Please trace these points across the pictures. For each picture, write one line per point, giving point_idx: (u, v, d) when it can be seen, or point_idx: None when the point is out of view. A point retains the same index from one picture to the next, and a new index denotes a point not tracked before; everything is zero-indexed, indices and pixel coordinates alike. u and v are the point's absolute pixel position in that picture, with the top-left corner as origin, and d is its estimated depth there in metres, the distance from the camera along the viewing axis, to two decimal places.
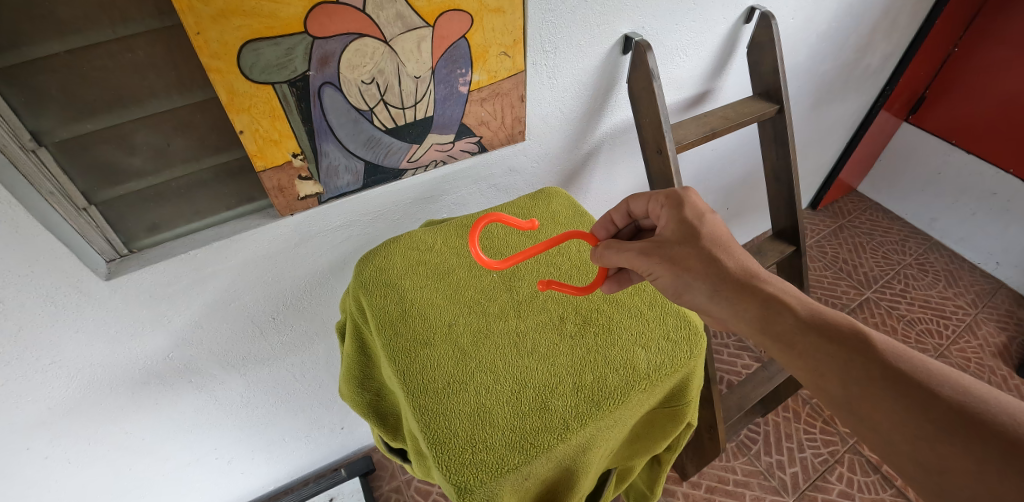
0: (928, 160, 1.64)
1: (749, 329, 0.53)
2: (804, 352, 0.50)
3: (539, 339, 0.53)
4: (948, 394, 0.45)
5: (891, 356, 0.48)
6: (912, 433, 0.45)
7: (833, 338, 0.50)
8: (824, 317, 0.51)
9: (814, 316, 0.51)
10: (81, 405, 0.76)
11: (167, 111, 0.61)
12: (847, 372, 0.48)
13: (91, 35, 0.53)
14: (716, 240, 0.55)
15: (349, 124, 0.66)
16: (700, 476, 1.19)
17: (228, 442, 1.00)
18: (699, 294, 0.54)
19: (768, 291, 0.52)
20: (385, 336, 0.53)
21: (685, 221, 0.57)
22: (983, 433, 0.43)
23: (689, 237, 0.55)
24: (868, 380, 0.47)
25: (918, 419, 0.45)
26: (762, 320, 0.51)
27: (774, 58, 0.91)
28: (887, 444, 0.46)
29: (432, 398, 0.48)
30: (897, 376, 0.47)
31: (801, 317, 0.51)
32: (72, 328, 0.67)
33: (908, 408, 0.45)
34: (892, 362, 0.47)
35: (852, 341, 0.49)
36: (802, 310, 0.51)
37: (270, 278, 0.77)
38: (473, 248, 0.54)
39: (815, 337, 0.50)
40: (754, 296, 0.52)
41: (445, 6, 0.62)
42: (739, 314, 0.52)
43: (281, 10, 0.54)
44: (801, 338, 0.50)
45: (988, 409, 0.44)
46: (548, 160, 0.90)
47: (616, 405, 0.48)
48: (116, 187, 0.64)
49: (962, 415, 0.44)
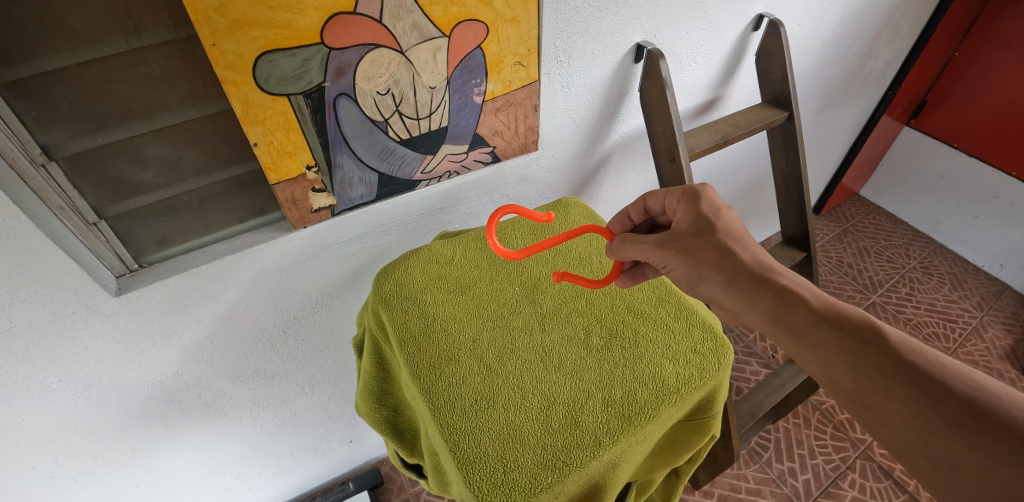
0: (930, 164, 1.65)
1: (763, 323, 0.52)
2: (817, 345, 0.49)
3: (565, 352, 0.52)
4: (960, 387, 0.45)
5: (904, 349, 0.47)
6: (923, 427, 0.44)
7: (846, 332, 0.49)
8: (838, 309, 0.51)
9: (829, 309, 0.51)
10: (88, 423, 0.74)
11: (180, 125, 0.60)
12: (860, 366, 0.47)
13: (104, 47, 0.53)
14: (733, 232, 0.55)
15: (364, 135, 0.65)
16: (712, 485, 1.18)
17: (236, 458, 0.99)
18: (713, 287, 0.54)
19: (784, 283, 0.52)
20: (409, 352, 0.52)
21: (701, 214, 0.56)
22: (994, 427, 0.43)
23: (706, 230, 0.55)
24: (880, 371, 0.47)
25: (930, 412, 0.44)
26: (776, 313, 0.51)
27: (784, 65, 0.91)
28: (898, 438, 0.46)
29: (461, 416, 0.47)
30: (910, 371, 0.46)
31: (816, 310, 0.50)
32: (80, 346, 0.65)
33: (920, 401, 0.45)
34: (904, 356, 0.47)
35: (867, 334, 0.49)
36: (817, 302, 0.51)
37: (281, 293, 0.76)
38: (491, 240, 0.53)
39: (829, 330, 0.49)
40: (768, 289, 0.52)
41: (461, 16, 0.62)
42: (752, 304, 0.52)
43: (298, 21, 0.53)
44: (816, 331, 0.50)
45: (1000, 403, 0.43)
46: (560, 169, 0.89)
47: (648, 421, 0.47)
48: (126, 201, 0.63)
49: (975, 409, 0.44)
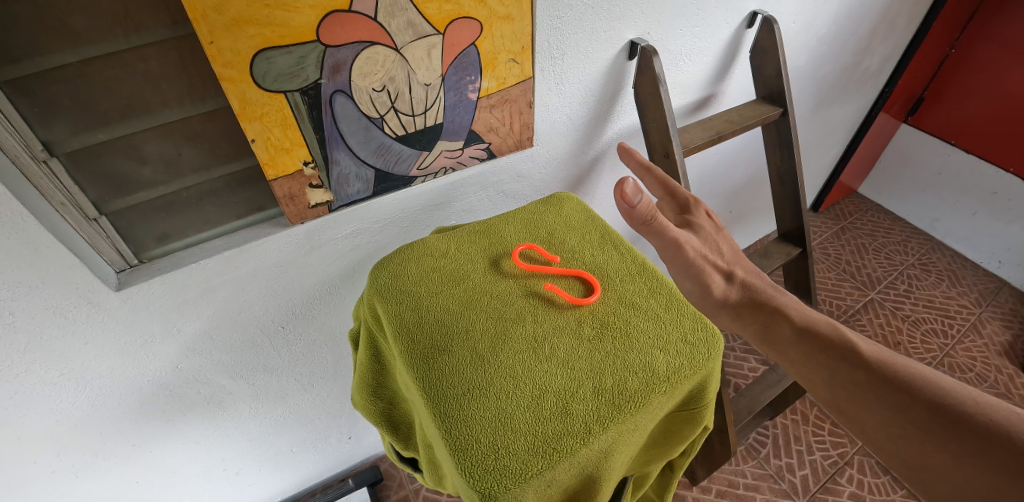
0: (927, 161, 1.66)
1: (754, 341, 0.62)
2: (796, 360, 0.59)
3: (556, 342, 0.52)
4: (928, 396, 0.52)
5: (877, 362, 0.55)
6: (894, 432, 0.52)
7: (823, 349, 0.58)
8: (818, 329, 0.60)
9: (810, 328, 0.60)
10: (91, 418, 0.76)
11: (179, 121, 0.61)
12: (835, 378, 0.56)
13: (105, 45, 0.54)
14: (732, 254, 0.66)
15: (360, 131, 0.66)
16: (710, 481, 1.19)
17: (235, 454, 1.00)
18: (718, 309, 0.63)
19: (773, 303, 0.62)
20: (402, 343, 0.52)
21: (697, 225, 0.66)
22: (961, 431, 0.49)
23: (708, 244, 0.65)
24: (854, 383, 0.55)
25: (901, 419, 0.52)
26: (763, 333, 0.61)
27: (778, 62, 0.92)
28: (874, 441, 0.53)
29: (453, 405, 0.47)
30: (881, 381, 0.54)
31: (797, 329, 0.60)
32: (82, 340, 0.66)
33: (890, 408, 0.53)
34: (877, 368, 0.55)
35: (842, 350, 0.57)
36: (798, 322, 0.61)
37: (279, 288, 0.77)
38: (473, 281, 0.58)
39: (807, 348, 0.59)
40: (760, 313, 0.62)
41: (455, 14, 0.63)
42: (745, 324, 0.63)
43: (294, 19, 0.54)
44: (795, 348, 0.59)
45: (966, 409, 0.51)
46: (556, 165, 0.90)
47: (637, 409, 0.48)
48: (126, 197, 0.64)
49: (940, 415, 0.51)
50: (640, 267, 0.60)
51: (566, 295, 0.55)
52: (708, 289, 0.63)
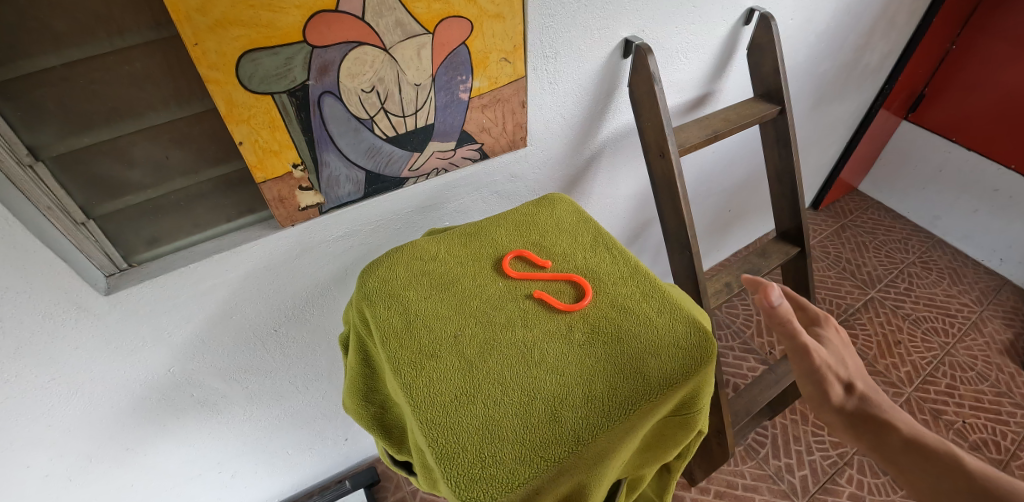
0: (928, 158, 1.65)
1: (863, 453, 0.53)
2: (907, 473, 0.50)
3: (547, 348, 0.51)
4: None
5: (1001, 483, 0.46)
6: None
7: (934, 462, 0.49)
8: (930, 440, 0.51)
9: (921, 439, 0.51)
10: (81, 423, 0.75)
11: (165, 124, 0.60)
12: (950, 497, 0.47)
13: (88, 48, 0.53)
14: (857, 368, 0.56)
15: (350, 133, 0.65)
16: (709, 482, 1.18)
17: (230, 456, 0.99)
18: (829, 416, 0.54)
19: (887, 415, 0.53)
20: (389, 348, 0.51)
21: (825, 336, 0.56)
22: None
23: (833, 355, 0.55)
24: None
25: None
26: (870, 441, 0.52)
27: (775, 59, 0.91)
28: None
29: (440, 412, 0.47)
30: None
31: (908, 439, 0.51)
32: (71, 345, 0.66)
33: None
34: (997, 489, 0.46)
35: (958, 466, 0.49)
36: (910, 432, 0.52)
37: (271, 291, 0.77)
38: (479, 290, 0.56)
39: (915, 458, 0.50)
40: (869, 419, 0.53)
41: (445, 13, 0.62)
42: (857, 437, 0.54)
43: (280, 19, 0.53)
44: (906, 460, 0.51)
45: None
46: (550, 165, 0.89)
47: (628, 417, 0.47)
48: (113, 201, 0.63)
49: None
50: (633, 269, 0.59)
51: (558, 302, 0.54)
52: (825, 397, 0.53)
